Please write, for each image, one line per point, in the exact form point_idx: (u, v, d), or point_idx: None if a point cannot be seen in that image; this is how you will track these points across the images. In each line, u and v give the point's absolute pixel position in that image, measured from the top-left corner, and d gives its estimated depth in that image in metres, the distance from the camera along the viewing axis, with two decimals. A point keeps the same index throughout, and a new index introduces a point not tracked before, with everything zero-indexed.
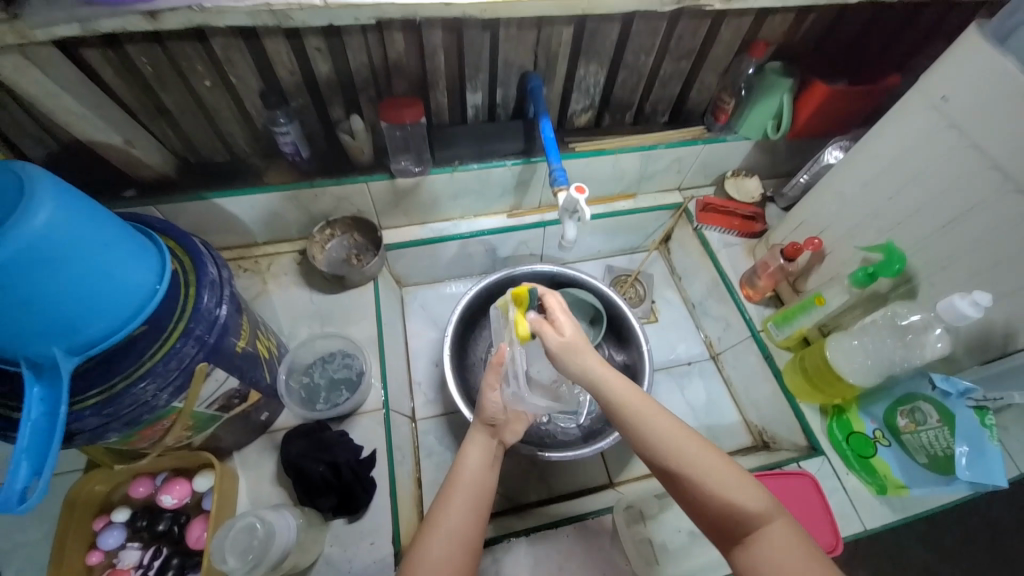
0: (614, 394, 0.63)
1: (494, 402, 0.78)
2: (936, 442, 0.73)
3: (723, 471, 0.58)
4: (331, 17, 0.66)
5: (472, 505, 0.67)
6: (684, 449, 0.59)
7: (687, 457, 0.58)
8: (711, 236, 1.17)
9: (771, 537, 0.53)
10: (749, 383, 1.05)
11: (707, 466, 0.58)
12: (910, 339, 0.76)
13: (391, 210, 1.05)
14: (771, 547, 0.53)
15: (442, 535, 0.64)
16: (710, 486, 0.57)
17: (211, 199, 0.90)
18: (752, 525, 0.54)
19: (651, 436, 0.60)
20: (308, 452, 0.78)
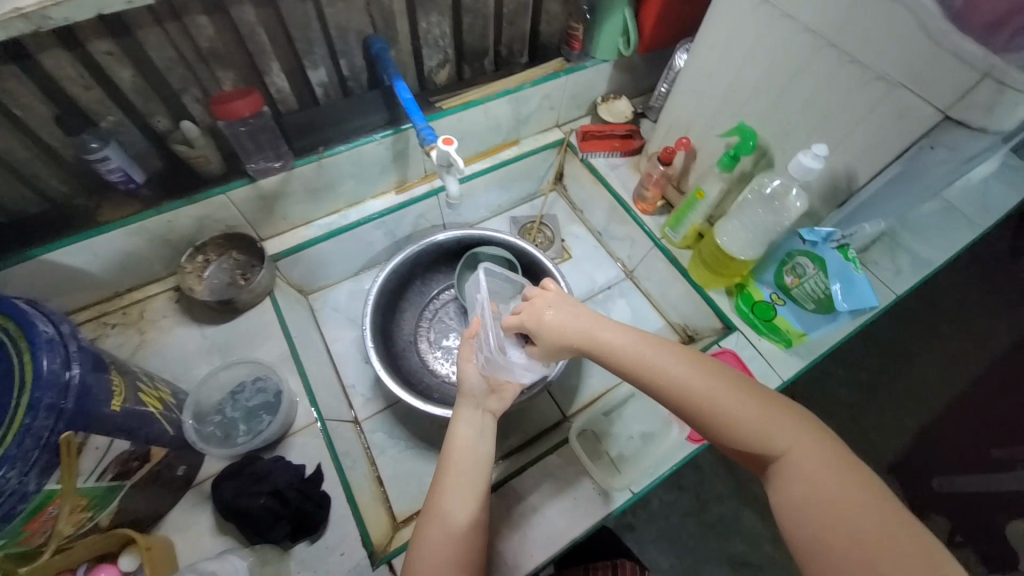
0: (615, 349, 0.60)
1: (472, 372, 0.74)
2: (819, 285, 0.82)
3: (745, 397, 0.54)
4: (100, 7, 0.57)
5: (468, 480, 0.64)
6: (700, 385, 0.55)
7: (703, 391, 0.54)
8: (598, 163, 1.19)
9: (797, 452, 0.50)
10: (664, 289, 1.12)
11: (725, 396, 0.54)
12: (777, 204, 0.83)
13: (265, 218, 0.96)
14: (799, 464, 0.49)
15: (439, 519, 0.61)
16: (733, 415, 0.53)
17: (37, 257, 0.76)
18: (778, 446, 0.51)
19: (665, 381, 0.56)
20: (242, 490, 0.73)
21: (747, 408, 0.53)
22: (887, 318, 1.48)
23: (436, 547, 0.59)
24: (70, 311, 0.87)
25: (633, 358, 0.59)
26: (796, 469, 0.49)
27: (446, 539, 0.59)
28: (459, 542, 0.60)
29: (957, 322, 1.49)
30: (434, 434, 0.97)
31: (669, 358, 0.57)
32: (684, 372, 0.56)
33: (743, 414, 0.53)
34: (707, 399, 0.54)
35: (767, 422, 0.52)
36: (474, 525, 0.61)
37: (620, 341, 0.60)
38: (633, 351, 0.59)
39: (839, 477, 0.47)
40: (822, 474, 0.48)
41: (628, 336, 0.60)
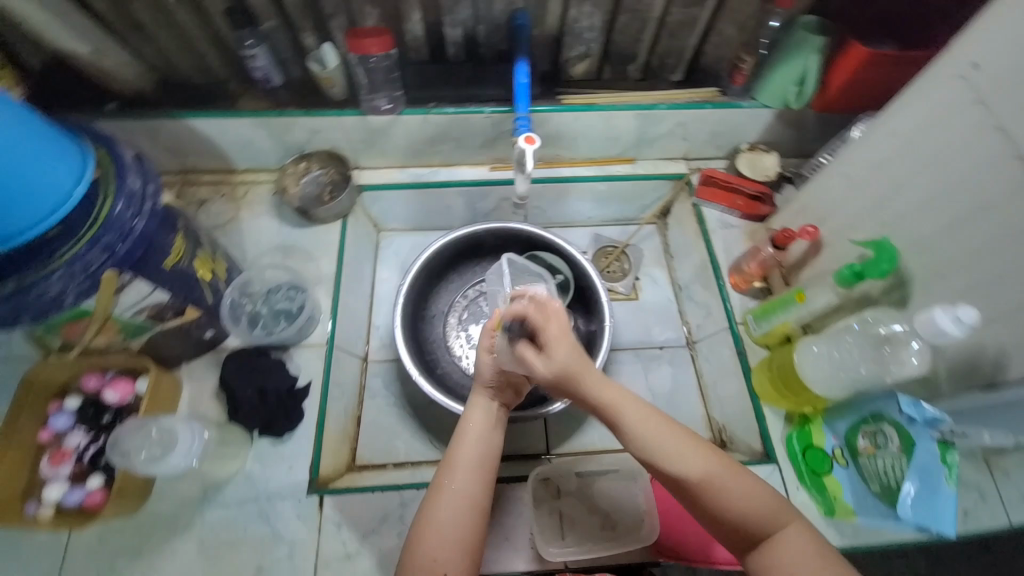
0: (617, 405, 0.57)
1: (493, 364, 0.68)
2: (891, 470, 0.66)
3: (734, 480, 0.54)
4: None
5: (478, 474, 0.63)
6: (694, 459, 0.54)
7: (698, 468, 0.54)
8: (710, 215, 1.06)
9: (790, 546, 0.51)
10: (719, 377, 0.97)
11: (718, 478, 0.54)
12: (887, 353, 0.66)
13: (366, 150, 1.03)
14: (788, 552, 0.50)
15: (449, 501, 0.61)
16: (723, 498, 0.53)
17: (184, 119, 0.91)
18: (773, 533, 0.52)
19: (661, 454, 0.55)
20: (239, 375, 0.83)
21: (739, 492, 0.53)
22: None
23: (445, 528, 0.59)
24: (198, 170, 1.04)
25: (637, 425, 0.56)
26: (783, 558, 0.50)
27: (454, 526, 0.59)
28: (465, 531, 0.60)
29: None
30: (422, 404, 0.98)
31: (665, 430, 0.56)
32: (680, 445, 0.55)
33: (732, 497, 0.53)
34: (698, 475, 0.54)
35: (761, 509, 0.52)
36: (480, 516, 0.61)
37: (623, 403, 0.57)
38: (629, 418, 0.56)
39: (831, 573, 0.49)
40: (815, 571, 0.49)
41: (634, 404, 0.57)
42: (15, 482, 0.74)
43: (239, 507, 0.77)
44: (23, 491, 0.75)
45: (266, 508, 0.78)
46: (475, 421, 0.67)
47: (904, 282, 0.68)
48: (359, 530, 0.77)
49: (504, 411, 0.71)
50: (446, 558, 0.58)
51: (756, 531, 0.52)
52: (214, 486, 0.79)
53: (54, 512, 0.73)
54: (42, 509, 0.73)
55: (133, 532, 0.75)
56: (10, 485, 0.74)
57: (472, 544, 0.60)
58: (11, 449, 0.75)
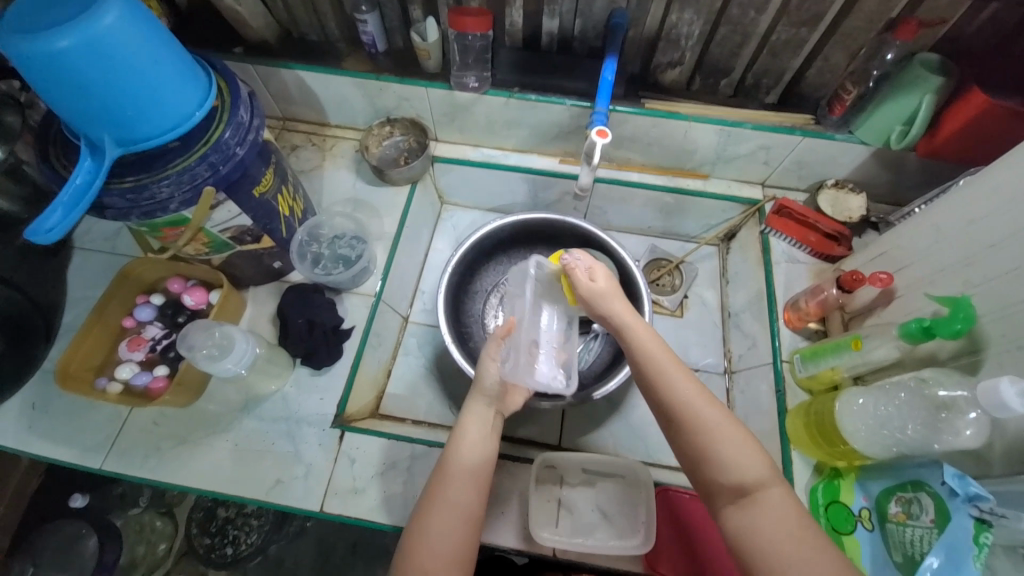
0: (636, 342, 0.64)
1: (494, 372, 0.73)
2: (918, 541, 0.61)
3: (731, 427, 0.56)
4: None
5: (470, 479, 0.64)
6: (699, 405, 0.58)
7: (704, 416, 0.57)
8: (776, 246, 1.02)
9: (767, 511, 0.52)
10: (750, 412, 0.93)
11: (718, 425, 0.56)
12: (942, 420, 0.61)
13: (447, 124, 1.08)
14: (766, 515, 0.52)
15: (445, 504, 0.62)
16: (717, 447, 0.55)
17: (295, 70, 1.00)
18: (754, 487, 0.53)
19: (673, 400, 0.59)
20: (295, 305, 0.91)
21: (733, 446, 0.55)
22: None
23: (437, 541, 0.60)
24: (297, 119, 1.14)
25: (655, 369, 0.61)
26: (761, 519, 0.52)
27: (446, 535, 0.60)
28: (456, 540, 0.61)
29: None
30: (449, 372, 1.02)
31: (684, 382, 0.59)
32: (694, 398, 0.58)
33: (726, 451, 0.55)
34: (700, 425, 0.57)
35: (750, 467, 0.54)
36: (472, 527, 0.62)
37: (655, 350, 0.63)
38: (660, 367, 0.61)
39: (803, 545, 0.49)
40: (785, 535, 0.50)
41: (668, 359, 0.62)
42: (93, 356, 0.85)
43: (271, 423, 0.85)
44: (97, 366, 0.86)
45: (293, 429, 0.85)
46: (472, 432, 0.68)
47: (978, 348, 0.63)
48: (369, 470, 0.82)
49: (500, 419, 0.72)
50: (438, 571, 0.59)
51: (739, 486, 0.54)
52: (255, 399, 0.87)
53: (121, 390, 0.83)
54: (111, 385, 0.82)
55: (181, 423, 0.85)
56: (90, 358, 0.85)
57: (463, 553, 0.60)
58: (103, 327, 0.86)
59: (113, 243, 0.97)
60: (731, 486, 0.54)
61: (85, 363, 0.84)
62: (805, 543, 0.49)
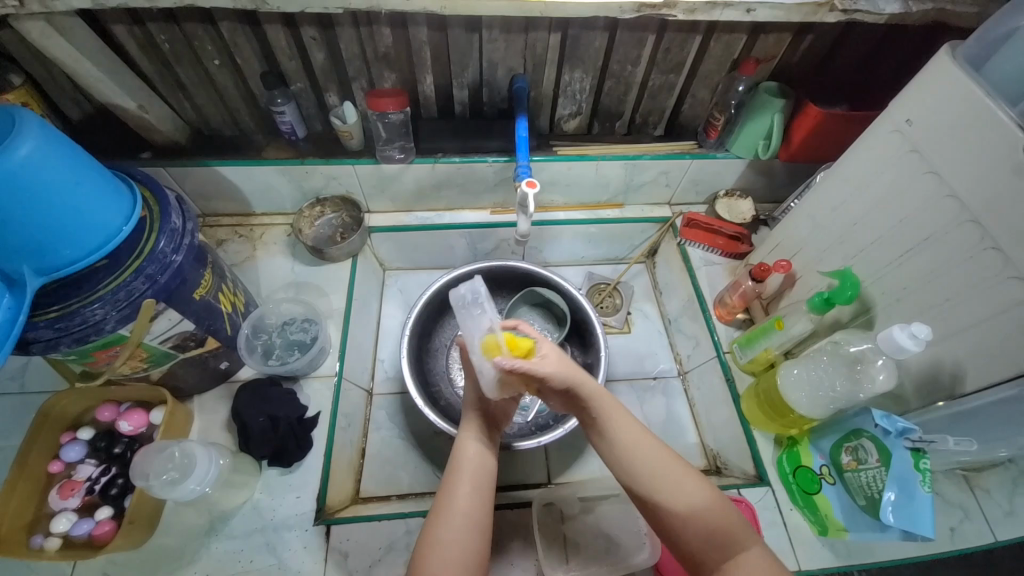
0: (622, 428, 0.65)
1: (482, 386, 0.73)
2: (874, 482, 0.69)
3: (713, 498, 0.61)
4: (304, 5, 0.74)
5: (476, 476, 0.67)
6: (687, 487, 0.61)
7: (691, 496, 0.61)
8: (693, 253, 1.16)
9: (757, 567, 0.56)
10: (710, 405, 1.02)
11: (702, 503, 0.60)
12: (859, 370, 0.72)
13: (377, 195, 1.12)
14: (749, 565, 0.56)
15: (452, 516, 0.63)
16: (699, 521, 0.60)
17: (213, 166, 0.99)
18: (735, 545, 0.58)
19: (653, 475, 0.62)
20: (252, 404, 0.85)
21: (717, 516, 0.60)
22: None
23: (448, 549, 0.61)
24: (219, 214, 1.11)
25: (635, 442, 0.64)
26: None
27: (457, 542, 0.61)
28: (468, 545, 0.62)
29: None
30: (425, 435, 1.01)
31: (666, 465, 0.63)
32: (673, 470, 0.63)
33: (710, 524, 0.59)
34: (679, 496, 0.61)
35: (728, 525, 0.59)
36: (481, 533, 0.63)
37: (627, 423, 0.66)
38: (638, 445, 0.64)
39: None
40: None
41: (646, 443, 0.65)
42: (23, 512, 0.74)
43: (244, 539, 0.78)
44: (29, 522, 0.74)
45: (272, 539, 0.78)
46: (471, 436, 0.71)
47: (868, 306, 0.76)
48: (366, 560, 0.77)
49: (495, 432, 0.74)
50: None
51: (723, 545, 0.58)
52: (220, 517, 0.79)
53: (62, 543, 0.72)
54: (49, 540, 0.71)
55: (137, 566, 0.75)
56: (20, 515, 0.74)
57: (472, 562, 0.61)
58: (27, 478, 0.76)
59: (20, 380, 0.86)
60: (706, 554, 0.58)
61: (15, 523, 0.73)
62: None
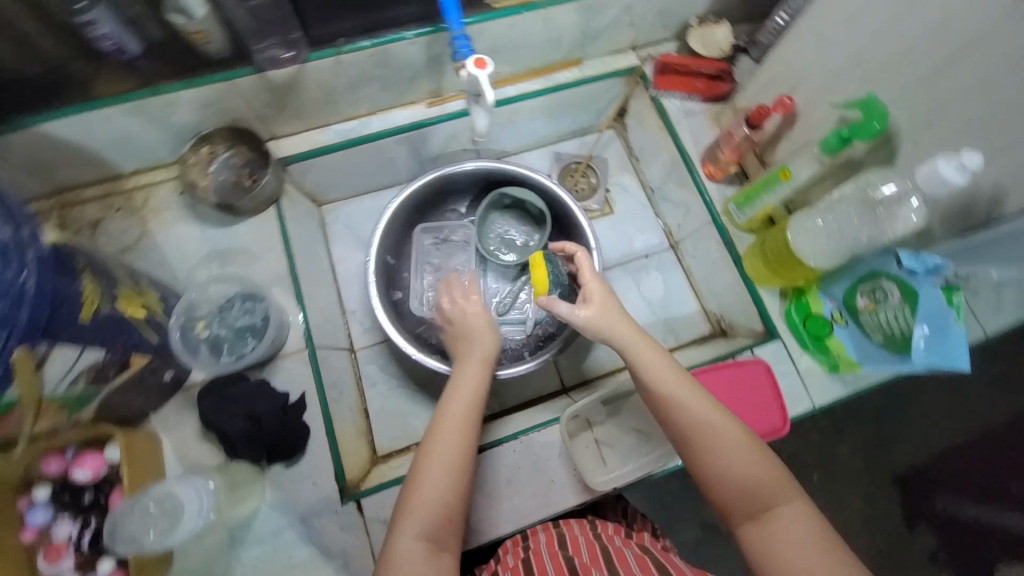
0: (654, 381, 0.60)
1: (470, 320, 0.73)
2: (894, 321, 0.69)
3: (744, 444, 0.56)
4: None
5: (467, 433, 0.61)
6: (721, 436, 0.56)
7: (724, 442, 0.56)
8: (671, 105, 0.98)
9: (788, 521, 0.51)
10: (709, 272, 0.99)
11: (738, 451, 0.55)
12: (881, 213, 0.68)
13: (278, 115, 0.87)
14: (784, 529, 0.51)
15: (435, 473, 0.58)
16: (734, 461, 0.55)
17: (34, 125, 0.71)
18: (772, 505, 0.52)
19: (687, 417, 0.57)
20: (222, 409, 0.73)
21: (747, 458, 0.55)
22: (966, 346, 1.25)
23: (430, 505, 0.56)
24: (76, 184, 0.83)
25: (657, 380, 0.59)
26: (780, 533, 0.51)
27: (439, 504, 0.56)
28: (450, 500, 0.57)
29: None
30: (426, 376, 0.95)
31: (697, 400, 0.58)
32: (705, 414, 0.57)
33: (739, 462, 0.55)
34: (712, 431, 0.56)
35: (764, 479, 0.54)
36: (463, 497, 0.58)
37: (662, 368, 0.60)
38: (662, 384, 0.59)
39: (819, 551, 0.49)
40: (804, 542, 0.50)
41: (653, 351, 0.62)
42: None
43: (274, 538, 0.72)
44: None
45: (304, 530, 0.72)
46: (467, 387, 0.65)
47: (891, 137, 0.68)
48: None
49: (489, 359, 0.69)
50: (428, 534, 0.55)
51: (758, 502, 0.53)
52: (238, 527, 0.72)
53: None
54: None
55: None
56: None
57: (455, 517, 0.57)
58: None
59: None
60: (752, 502, 0.53)
61: None
62: (834, 550, 0.49)
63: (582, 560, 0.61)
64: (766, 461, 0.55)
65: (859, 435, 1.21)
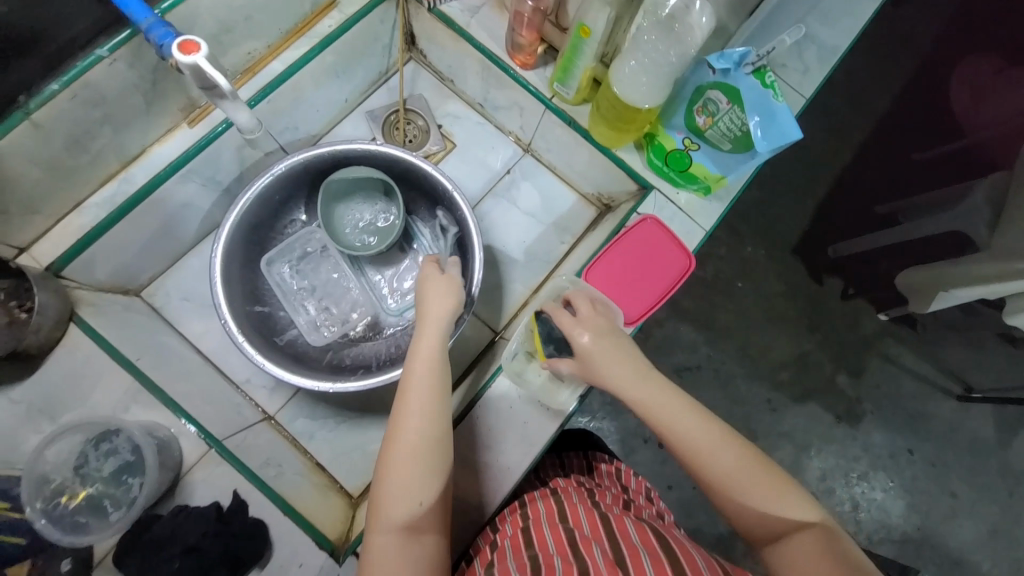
0: (659, 413, 0.62)
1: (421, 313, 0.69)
2: (734, 124, 0.71)
3: (757, 467, 0.57)
4: None
5: (419, 426, 0.59)
6: (736, 462, 0.57)
7: (739, 468, 0.57)
8: (451, 10, 0.90)
9: (802, 545, 0.52)
10: (569, 158, 0.97)
11: (754, 478, 0.56)
12: (677, 28, 0.66)
13: (5, 222, 0.67)
14: (800, 554, 0.52)
15: (390, 496, 0.56)
16: (750, 490, 0.56)
17: None
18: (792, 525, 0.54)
19: (700, 448, 0.58)
20: (149, 561, 0.62)
21: (762, 484, 0.56)
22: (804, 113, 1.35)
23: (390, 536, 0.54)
24: None
25: (663, 414, 0.61)
26: (792, 555, 0.53)
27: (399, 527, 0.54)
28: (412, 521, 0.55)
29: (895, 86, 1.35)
30: (361, 398, 0.88)
31: (710, 429, 0.59)
32: (718, 445, 0.58)
33: (755, 489, 0.56)
34: (727, 461, 0.57)
35: (780, 506, 0.54)
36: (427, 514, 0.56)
37: (673, 402, 0.62)
38: (670, 417, 0.61)
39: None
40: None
41: (666, 391, 0.63)
42: None
43: None
44: None
45: None
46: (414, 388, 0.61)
47: None
48: None
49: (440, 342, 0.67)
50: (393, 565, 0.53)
51: (776, 527, 0.54)
52: None
53: None
54: None
55: None
56: None
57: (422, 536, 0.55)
58: None
59: None
60: (767, 527, 0.55)
61: None
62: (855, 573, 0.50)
63: (582, 531, 0.61)
64: (782, 484, 0.56)
65: (759, 235, 1.31)
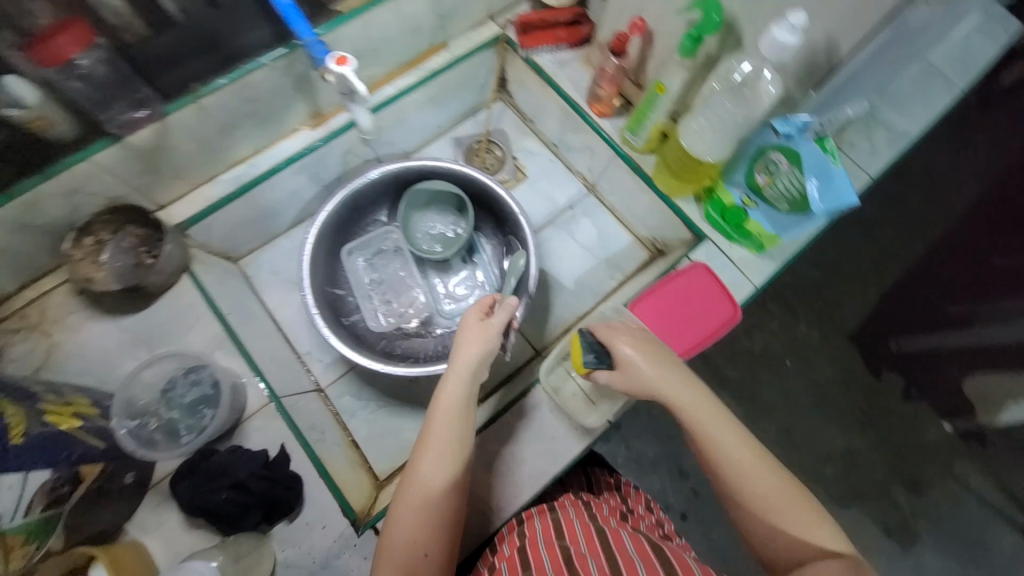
0: (700, 433, 0.64)
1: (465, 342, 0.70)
2: (791, 185, 0.76)
3: (790, 496, 0.59)
4: None
5: (448, 445, 0.63)
6: (768, 487, 0.59)
7: (771, 494, 0.59)
8: (544, 61, 1.02)
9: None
10: (630, 202, 1.04)
11: (785, 509, 0.58)
12: (745, 90, 0.74)
13: (157, 183, 0.82)
14: None
15: (410, 500, 0.61)
16: (780, 516, 0.58)
17: None
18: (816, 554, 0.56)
19: (735, 470, 0.61)
20: (199, 488, 0.69)
21: (793, 511, 0.58)
22: (874, 197, 1.34)
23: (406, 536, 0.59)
24: None
25: (703, 431, 0.64)
26: None
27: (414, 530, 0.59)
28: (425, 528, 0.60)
29: (969, 184, 1.34)
30: (402, 388, 0.94)
31: (749, 453, 0.61)
32: (753, 469, 0.60)
33: (786, 517, 0.58)
34: (761, 486, 0.59)
35: (809, 536, 0.57)
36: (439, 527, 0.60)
37: (715, 422, 0.64)
38: (710, 434, 0.63)
39: None
40: None
41: (709, 411, 0.65)
42: None
43: None
44: None
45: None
46: (447, 408, 0.65)
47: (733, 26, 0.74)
48: None
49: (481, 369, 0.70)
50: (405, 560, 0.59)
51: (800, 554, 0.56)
52: None
53: None
54: None
55: None
56: None
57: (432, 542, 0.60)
58: None
59: None
60: (791, 553, 0.57)
61: None
62: None
63: (575, 543, 0.62)
64: (812, 517, 0.58)
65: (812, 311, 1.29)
